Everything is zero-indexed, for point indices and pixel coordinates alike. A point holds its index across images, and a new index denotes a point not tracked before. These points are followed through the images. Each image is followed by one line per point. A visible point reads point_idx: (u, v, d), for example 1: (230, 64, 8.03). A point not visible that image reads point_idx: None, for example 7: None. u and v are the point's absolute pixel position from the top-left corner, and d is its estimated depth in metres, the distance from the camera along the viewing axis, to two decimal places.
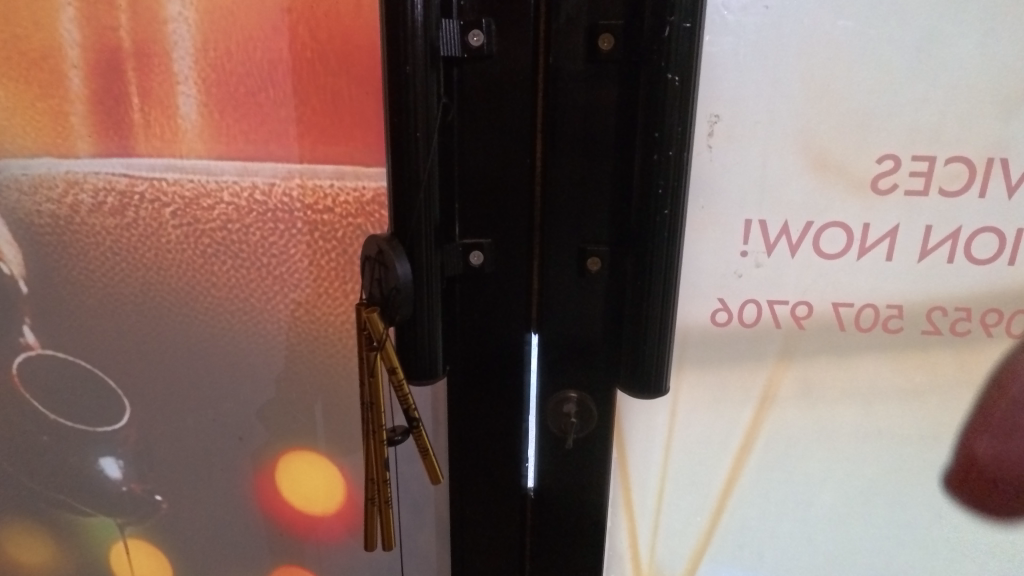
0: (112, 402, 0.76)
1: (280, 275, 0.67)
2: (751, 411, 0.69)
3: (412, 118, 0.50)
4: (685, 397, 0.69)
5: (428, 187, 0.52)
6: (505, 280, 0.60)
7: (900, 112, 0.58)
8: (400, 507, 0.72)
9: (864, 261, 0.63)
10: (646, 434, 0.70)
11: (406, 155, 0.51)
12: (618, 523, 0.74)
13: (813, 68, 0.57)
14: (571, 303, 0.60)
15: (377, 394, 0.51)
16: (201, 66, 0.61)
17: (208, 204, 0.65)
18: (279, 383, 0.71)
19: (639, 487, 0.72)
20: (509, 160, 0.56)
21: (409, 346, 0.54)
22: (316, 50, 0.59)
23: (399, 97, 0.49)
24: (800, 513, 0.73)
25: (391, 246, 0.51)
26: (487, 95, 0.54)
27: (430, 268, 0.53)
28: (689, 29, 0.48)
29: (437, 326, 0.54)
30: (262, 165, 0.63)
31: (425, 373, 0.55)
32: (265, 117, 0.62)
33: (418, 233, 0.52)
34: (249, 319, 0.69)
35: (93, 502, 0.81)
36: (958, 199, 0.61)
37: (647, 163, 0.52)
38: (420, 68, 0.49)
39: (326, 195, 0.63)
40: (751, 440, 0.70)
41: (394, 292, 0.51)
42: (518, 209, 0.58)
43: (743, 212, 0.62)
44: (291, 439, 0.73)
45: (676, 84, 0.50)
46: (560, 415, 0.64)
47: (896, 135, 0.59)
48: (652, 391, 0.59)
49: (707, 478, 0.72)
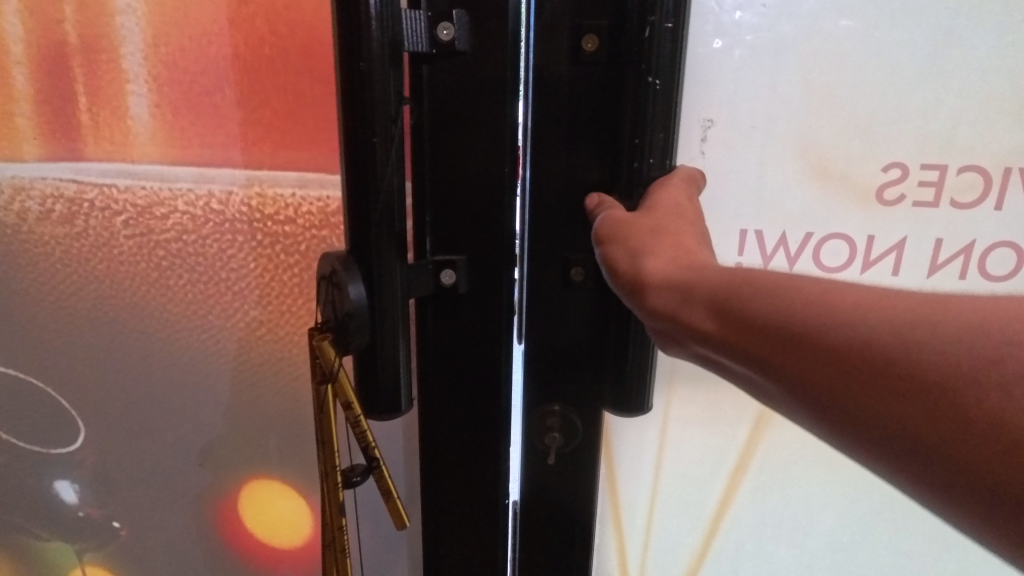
0: (67, 423, 0.71)
1: (240, 292, 0.62)
2: (746, 431, 0.65)
3: (371, 123, 0.44)
4: (676, 413, 0.64)
5: (392, 202, 0.46)
6: (481, 303, 0.54)
7: (665, 252, 0.43)
8: (364, 539, 0.68)
9: (812, 296, 0.33)
10: (635, 452, 0.66)
11: (363, 163, 0.45)
12: (607, 540, 0.70)
13: (815, 69, 0.53)
14: (555, 314, 0.57)
15: (331, 434, 0.46)
16: (153, 63, 0.56)
17: (162, 212, 0.60)
18: (241, 405, 0.66)
19: (628, 505, 0.68)
20: (481, 168, 0.51)
21: (370, 376, 0.48)
22: (275, 45, 0.54)
23: (356, 99, 0.44)
24: (798, 537, 0.69)
25: (347, 268, 0.46)
26: (459, 97, 0.49)
27: (388, 286, 0.47)
28: (671, 29, 0.46)
29: (400, 351, 0.48)
30: (220, 171, 0.58)
31: (388, 406, 0.49)
32: (222, 119, 0.57)
33: (366, 243, 0.46)
34: (207, 335, 0.64)
35: (50, 526, 0.76)
36: (973, 211, 0.56)
37: (628, 172, 0.51)
38: (377, 64, 0.43)
39: (287, 206, 0.58)
40: (746, 462, 0.66)
41: (348, 318, 0.45)
42: (494, 223, 0.52)
43: (739, 222, 0.58)
44: (255, 464, 0.68)
45: (658, 87, 0.48)
46: (543, 429, 0.60)
47: (681, 282, 0.40)
48: (637, 411, 0.57)
49: (699, 500, 0.68)
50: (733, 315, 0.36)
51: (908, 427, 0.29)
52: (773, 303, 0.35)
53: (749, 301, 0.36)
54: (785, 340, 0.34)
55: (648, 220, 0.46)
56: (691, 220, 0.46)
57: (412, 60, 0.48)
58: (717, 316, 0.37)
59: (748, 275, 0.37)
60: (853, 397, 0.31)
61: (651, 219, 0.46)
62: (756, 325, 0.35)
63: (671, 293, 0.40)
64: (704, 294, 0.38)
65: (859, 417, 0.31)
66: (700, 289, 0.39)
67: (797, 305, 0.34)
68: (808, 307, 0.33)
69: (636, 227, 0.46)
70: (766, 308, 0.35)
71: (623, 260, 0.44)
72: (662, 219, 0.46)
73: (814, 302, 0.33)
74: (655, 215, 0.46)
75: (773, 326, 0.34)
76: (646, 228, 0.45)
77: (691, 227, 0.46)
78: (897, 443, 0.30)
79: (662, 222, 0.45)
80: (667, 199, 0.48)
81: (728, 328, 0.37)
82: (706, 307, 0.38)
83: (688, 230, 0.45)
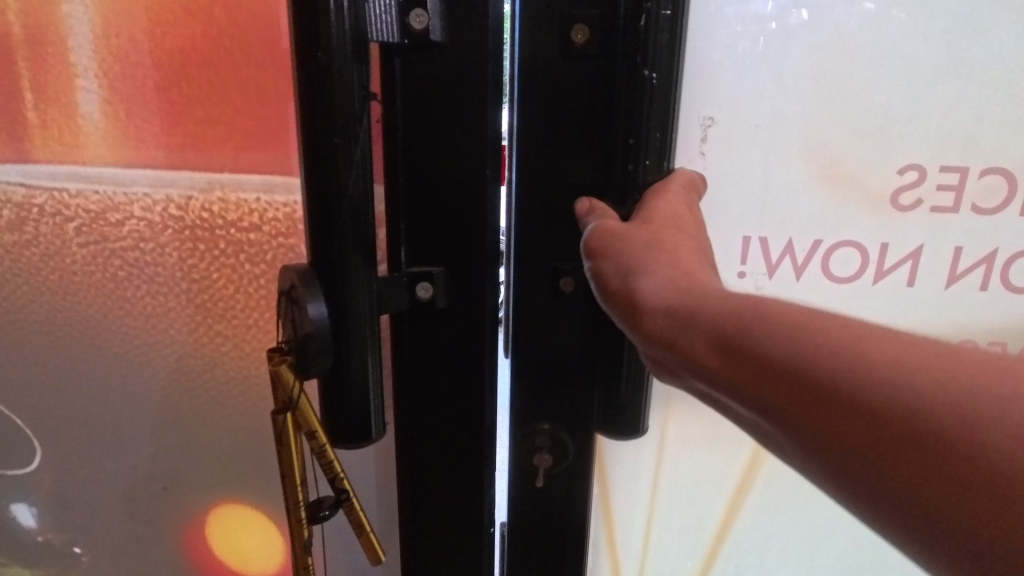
0: (23, 443, 0.66)
1: (202, 305, 0.57)
2: (749, 450, 0.60)
3: (334, 121, 0.39)
4: (675, 431, 0.60)
5: (359, 210, 0.41)
6: (463, 320, 0.50)
7: (664, 273, 0.38)
8: (330, 568, 0.63)
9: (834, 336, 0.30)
10: (631, 473, 0.60)
11: (325, 167, 0.40)
12: (600, 563, 0.65)
13: (826, 63, 0.49)
14: (543, 328, 0.53)
15: (295, 464, 0.43)
16: (103, 55, 0.51)
17: (116, 219, 0.55)
18: (206, 425, 0.61)
19: (623, 527, 0.63)
20: (459, 171, 0.46)
21: (336, 403, 0.43)
22: (235, 37, 0.49)
23: (317, 95, 0.39)
24: (805, 558, 0.64)
25: (306, 282, 0.41)
26: (435, 92, 0.44)
27: (358, 306, 0.42)
28: (670, 17, 0.42)
29: (371, 375, 0.44)
30: (179, 174, 0.53)
31: (358, 435, 0.44)
32: (180, 118, 0.52)
33: (331, 261, 0.41)
34: (168, 352, 0.59)
35: (8, 552, 0.71)
36: (994, 218, 0.52)
37: (621, 175, 0.46)
38: (339, 56, 0.38)
39: (252, 212, 0.53)
40: (748, 483, 0.62)
41: (307, 339, 0.41)
42: (473, 232, 0.47)
43: (743, 227, 0.54)
44: (224, 488, 0.63)
45: (654, 82, 0.43)
46: (532, 451, 0.56)
47: (680, 308, 0.36)
48: (631, 431, 0.53)
49: (699, 522, 0.63)
50: (742, 352, 0.32)
51: (942, 497, 0.26)
52: (789, 342, 0.31)
53: (760, 337, 0.32)
54: (803, 385, 0.29)
55: (645, 233, 0.41)
56: (689, 233, 0.42)
57: (382, 52, 0.44)
58: (721, 350, 0.33)
59: (759, 305, 0.33)
60: (881, 457, 0.27)
61: (645, 232, 0.41)
62: (768, 365, 0.31)
63: (669, 320, 0.36)
64: (706, 324, 0.34)
65: (870, 472, 0.28)
66: (702, 317, 0.34)
67: (818, 346, 0.30)
68: (830, 351, 0.29)
69: (630, 240, 0.41)
70: (780, 344, 0.31)
71: (616, 280, 0.40)
72: (660, 232, 0.41)
73: (838, 344, 0.29)
74: (651, 226, 0.42)
75: (787, 368, 0.30)
76: (642, 242, 0.40)
77: (689, 240, 0.41)
78: (909, 506, 0.27)
79: (660, 237, 0.41)
80: (665, 209, 0.43)
81: (735, 364, 0.32)
82: (709, 338, 0.34)
83: (687, 244, 0.41)
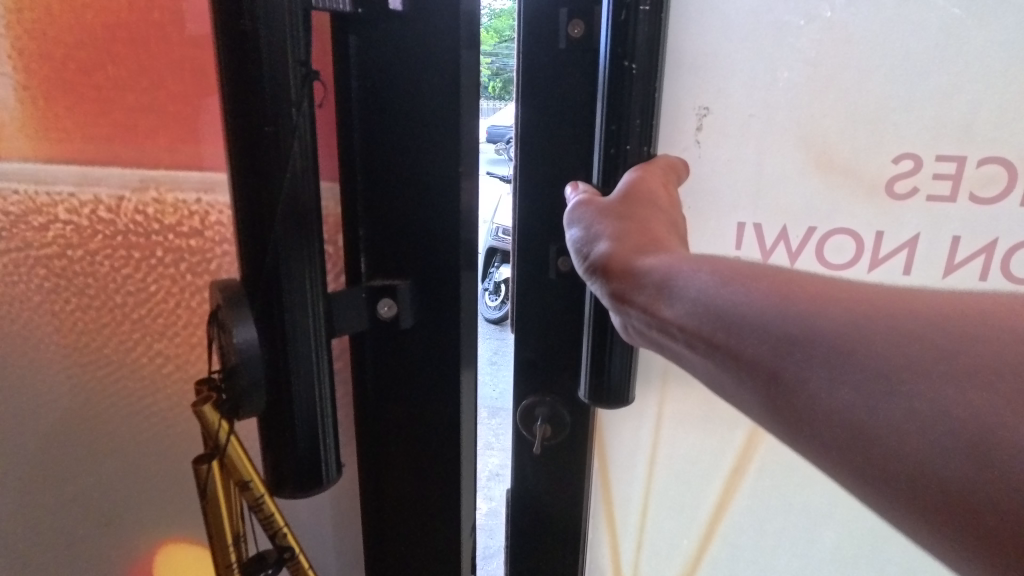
0: None
1: (143, 320, 0.50)
2: (744, 434, 0.53)
3: (258, 114, 0.33)
4: (670, 409, 0.53)
5: (291, 216, 0.35)
6: (431, 345, 0.44)
7: (632, 240, 0.36)
8: None
9: (773, 287, 0.29)
10: (629, 445, 0.55)
11: (256, 167, 0.34)
12: (598, 536, 0.59)
13: (840, 49, 0.42)
14: (536, 309, 0.51)
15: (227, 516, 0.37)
16: (17, 33, 0.44)
17: (39, 223, 0.48)
18: (154, 453, 0.54)
19: (621, 502, 0.57)
20: (419, 169, 0.40)
21: (278, 442, 0.38)
22: (168, 10, 0.42)
23: (241, 75, 0.33)
24: (804, 559, 0.58)
25: (233, 308, 0.35)
26: (385, 78, 0.39)
27: (298, 332, 0.37)
28: (649, 12, 0.39)
29: (317, 409, 0.38)
30: (107, 171, 0.46)
31: (306, 480, 0.39)
32: (108, 106, 0.45)
33: (267, 281, 0.36)
34: (105, 373, 0.52)
35: None
36: (992, 208, 0.46)
37: (606, 159, 0.43)
38: (264, 33, 0.32)
39: (192, 214, 0.46)
40: (744, 465, 0.55)
41: (236, 375, 0.35)
42: (438, 240, 0.41)
43: (736, 213, 0.47)
44: (178, 522, 0.56)
45: (634, 72, 0.40)
46: (532, 419, 0.53)
47: (633, 262, 0.35)
48: (617, 401, 0.48)
49: (695, 503, 0.57)
50: (670, 289, 0.32)
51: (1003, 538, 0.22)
52: (723, 280, 0.30)
53: (696, 277, 0.31)
54: (740, 323, 0.29)
55: (618, 207, 0.39)
56: (668, 212, 0.39)
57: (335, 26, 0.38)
58: (659, 294, 0.33)
59: (707, 257, 0.33)
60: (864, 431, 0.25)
61: (621, 205, 0.39)
62: (699, 303, 0.30)
63: (617, 275, 0.35)
64: (648, 271, 0.34)
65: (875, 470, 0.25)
66: (648, 266, 0.34)
67: (759, 288, 0.29)
68: (780, 301, 0.28)
69: (606, 212, 0.39)
70: (720, 287, 0.30)
71: (585, 249, 0.39)
72: (633, 207, 0.38)
73: (791, 298, 0.28)
74: (627, 204, 0.39)
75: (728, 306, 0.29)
76: (612, 211, 0.39)
77: (665, 217, 0.38)
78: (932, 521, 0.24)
79: (635, 209, 0.38)
80: (641, 182, 0.40)
81: (670, 304, 0.32)
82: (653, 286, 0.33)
83: (663, 221, 0.38)
